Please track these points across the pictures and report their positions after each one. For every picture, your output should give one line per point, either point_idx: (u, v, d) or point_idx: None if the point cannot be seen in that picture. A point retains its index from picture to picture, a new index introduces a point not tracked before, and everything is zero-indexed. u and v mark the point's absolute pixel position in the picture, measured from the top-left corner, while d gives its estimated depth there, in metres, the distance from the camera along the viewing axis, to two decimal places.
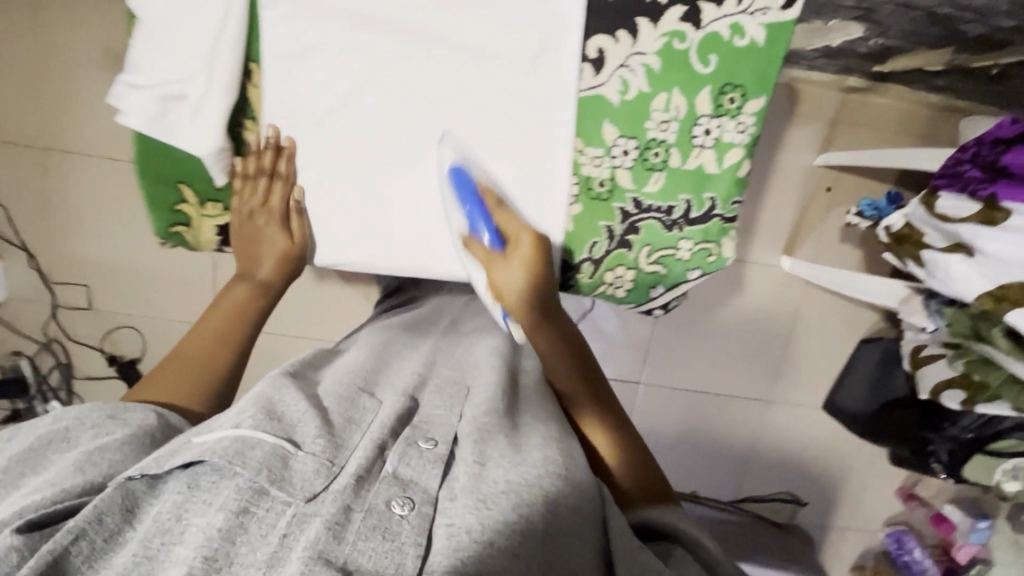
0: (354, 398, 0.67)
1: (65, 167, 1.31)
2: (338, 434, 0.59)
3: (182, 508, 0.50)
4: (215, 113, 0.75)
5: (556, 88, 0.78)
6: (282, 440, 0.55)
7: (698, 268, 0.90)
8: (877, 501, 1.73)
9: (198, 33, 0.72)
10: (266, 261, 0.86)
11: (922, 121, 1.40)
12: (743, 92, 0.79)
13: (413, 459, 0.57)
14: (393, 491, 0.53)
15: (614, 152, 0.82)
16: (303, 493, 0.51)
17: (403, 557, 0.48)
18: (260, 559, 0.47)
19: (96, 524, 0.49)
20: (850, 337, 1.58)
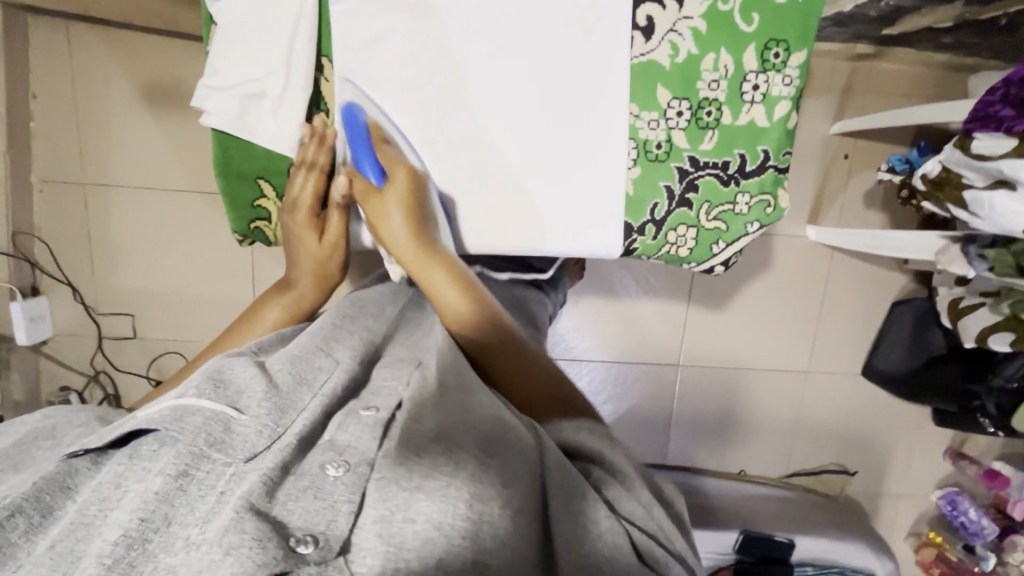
0: (308, 359, 0.55)
1: (108, 199, 1.36)
2: (285, 394, 0.49)
3: (120, 475, 0.42)
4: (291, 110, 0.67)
5: (612, 61, 0.67)
6: (224, 405, 0.46)
7: (759, 221, 0.75)
8: (925, 464, 1.72)
9: (268, 18, 0.64)
10: (304, 264, 0.74)
11: (931, 82, 1.44)
12: (789, 43, 0.67)
13: (352, 424, 0.48)
14: (329, 455, 0.45)
15: (669, 114, 0.70)
16: (243, 452, 0.43)
17: (336, 514, 0.41)
18: (197, 517, 0.39)
19: (33, 500, 0.40)
20: (883, 300, 1.59)
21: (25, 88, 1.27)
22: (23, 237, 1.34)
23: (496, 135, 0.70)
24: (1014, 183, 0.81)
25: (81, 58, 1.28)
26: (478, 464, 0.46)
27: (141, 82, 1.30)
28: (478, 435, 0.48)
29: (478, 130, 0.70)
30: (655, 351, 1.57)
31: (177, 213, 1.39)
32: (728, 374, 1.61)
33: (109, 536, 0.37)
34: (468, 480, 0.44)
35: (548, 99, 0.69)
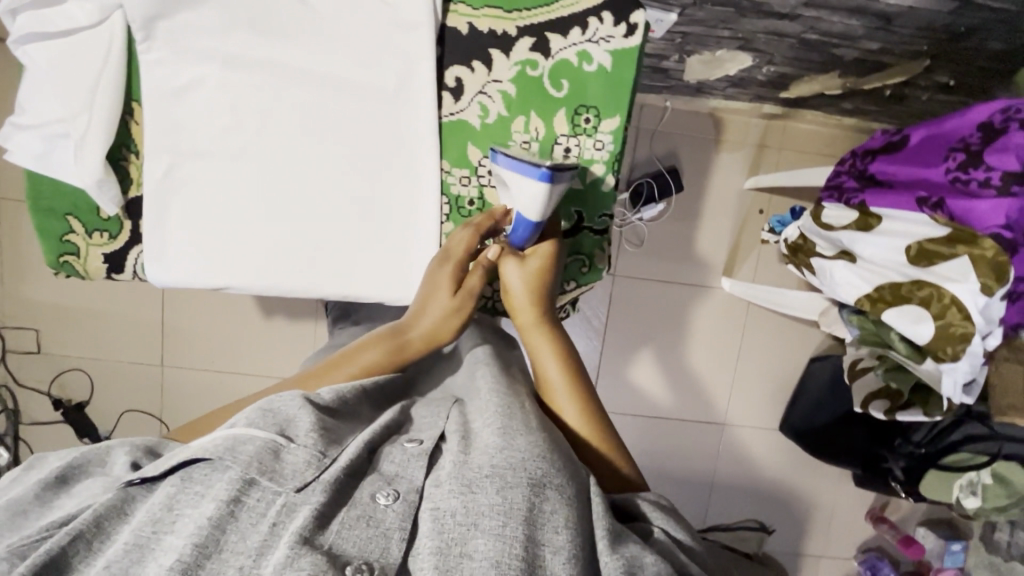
0: (351, 396, 0.59)
1: (17, 215, 1.37)
2: (334, 431, 0.53)
3: (173, 499, 0.46)
4: (90, 148, 0.65)
5: (421, 118, 0.68)
6: (274, 434, 0.50)
7: (574, 280, 0.74)
8: (847, 524, 1.68)
9: (73, 66, 0.64)
10: (427, 318, 0.67)
11: (840, 143, 1.46)
12: (600, 110, 0.68)
13: (398, 455, 0.52)
14: (380, 483, 0.49)
15: (481, 172, 0.71)
16: (294, 483, 0.47)
17: (388, 541, 0.45)
18: (249, 548, 0.43)
19: (95, 527, 0.45)
20: (799, 355, 1.59)
21: None
22: None
23: (304, 180, 0.70)
24: (855, 256, 0.88)
25: None
26: (532, 494, 0.48)
27: None
28: (529, 467, 0.49)
29: (292, 176, 0.69)
30: None
31: None
32: (646, 423, 1.58)
33: (165, 562, 0.41)
34: (526, 517, 0.46)
35: (360, 151, 0.69)
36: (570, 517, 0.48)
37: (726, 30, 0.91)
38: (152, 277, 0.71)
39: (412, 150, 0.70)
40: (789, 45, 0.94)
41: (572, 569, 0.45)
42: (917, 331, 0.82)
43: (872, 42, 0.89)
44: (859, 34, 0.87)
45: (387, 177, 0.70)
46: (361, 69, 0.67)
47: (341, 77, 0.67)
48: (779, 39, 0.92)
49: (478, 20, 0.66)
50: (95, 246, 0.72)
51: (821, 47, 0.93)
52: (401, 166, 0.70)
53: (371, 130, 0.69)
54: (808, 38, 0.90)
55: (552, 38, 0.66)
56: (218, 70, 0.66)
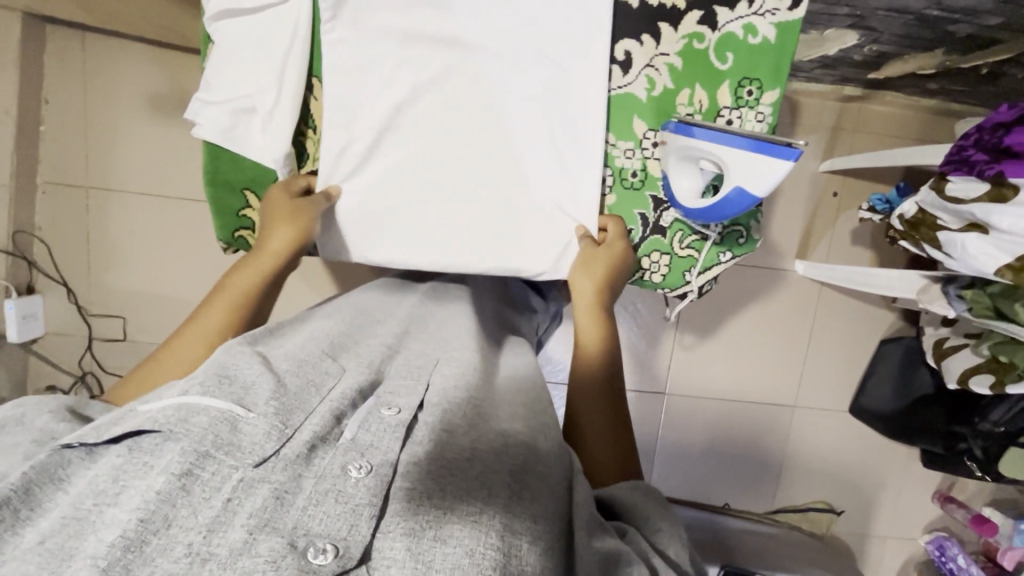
0: (318, 357, 0.55)
1: (105, 204, 1.39)
2: (301, 399, 0.48)
3: (119, 471, 0.40)
4: (280, 123, 0.70)
5: (585, 87, 0.71)
6: (232, 404, 0.44)
7: (731, 250, 0.78)
8: (913, 505, 1.70)
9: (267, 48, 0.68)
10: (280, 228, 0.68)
11: (917, 124, 1.47)
12: (763, 82, 0.69)
13: (374, 424, 0.48)
14: (350, 455, 0.44)
15: (645, 144, 0.74)
16: (252, 458, 0.41)
17: (357, 519, 0.40)
18: (202, 523, 0.37)
19: (24, 492, 0.38)
20: (870, 337, 1.59)
21: (37, 94, 1.31)
22: (23, 236, 1.36)
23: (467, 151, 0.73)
24: (987, 227, 0.83)
25: (94, 66, 1.33)
26: (512, 480, 0.46)
27: (150, 92, 1.36)
28: (511, 453, 0.49)
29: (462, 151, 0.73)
30: (644, 377, 1.56)
31: (175, 219, 1.42)
32: (716, 405, 1.59)
33: (105, 537, 0.36)
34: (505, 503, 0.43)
35: (524, 125, 0.72)
36: (540, 502, 0.45)
37: (845, 7, 0.92)
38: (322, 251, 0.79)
39: (575, 123, 0.72)
40: (903, 22, 0.95)
41: (545, 564, 0.41)
42: None
43: (994, 17, 0.90)
44: (984, 9, 0.88)
45: (547, 146, 0.73)
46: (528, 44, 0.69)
47: (507, 50, 0.69)
48: (897, 16, 0.93)
49: None
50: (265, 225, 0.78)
51: (938, 23, 0.94)
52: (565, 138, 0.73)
53: (534, 102, 0.71)
54: (928, 14, 0.91)
55: (720, 11, 0.68)
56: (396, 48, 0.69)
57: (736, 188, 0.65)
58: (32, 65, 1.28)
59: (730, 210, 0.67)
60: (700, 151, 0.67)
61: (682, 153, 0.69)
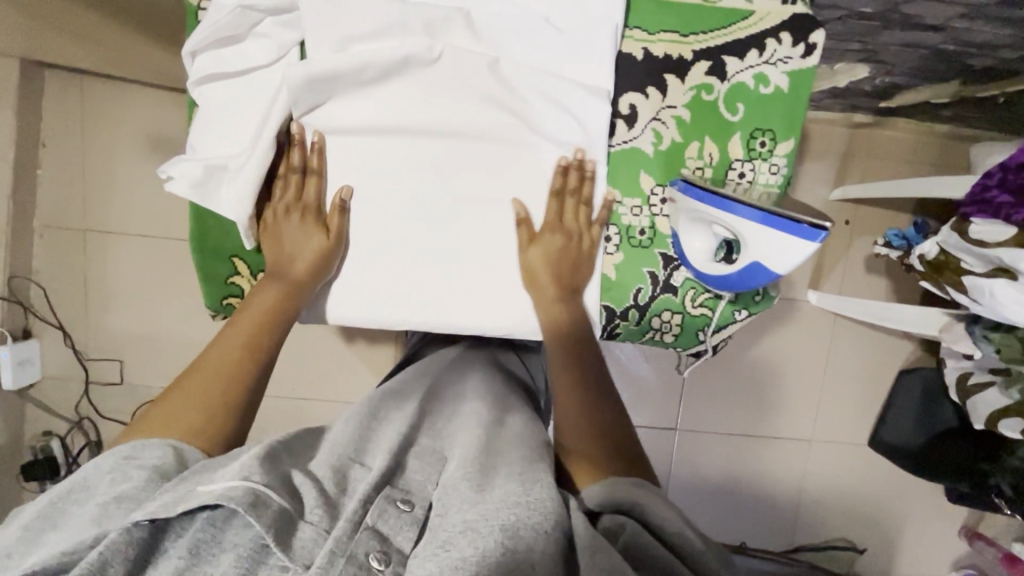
0: (345, 463, 0.53)
1: (103, 246, 1.37)
2: (337, 500, 0.47)
3: (181, 571, 0.41)
4: (254, 184, 0.64)
5: (584, 128, 0.65)
6: (287, 498, 0.44)
7: (746, 309, 0.73)
8: (939, 542, 1.62)
9: (251, 117, 0.63)
10: (298, 263, 0.66)
11: (931, 150, 1.42)
12: (776, 133, 0.66)
13: (400, 523, 0.46)
14: (374, 544, 0.43)
15: (653, 201, 0.69)
16: (304, 562, 0.41)
17: None
18: None
19: (97, 574, 0.40)
20: (889, 368, 1.54)
21: (35, 139, 1.30)
22: (19, 281, 1.34)
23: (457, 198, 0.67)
24: (1016, 273, 0.78)
25: (90, 110, 1.32)
26: (505, 539, 0.42)
27: (147, 134, 1.34)
28: (501, 513, 0.44)
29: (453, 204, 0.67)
30: (655, 414, 1.51)
31: (173, 259, 1.39)
32: (729, 441, 1.54)
33: None
34: None
35: (512, 192, 0.67)
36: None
37: (858, 43, 0.88)
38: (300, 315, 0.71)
39: (570, 191, 0.67)
40: (919, 56, 0.91)
41: None
42: None
43: (1015, 51, 0.86)
44: (1004, 44, 0.84)
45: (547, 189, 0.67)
46: (527, 114, 0.64)
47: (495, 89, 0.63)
48: (913, 50, 0.89)
49: (653, 46, 0.64)
50: None
51: (954, 57, 0.90)
52: (560, 207, 0.68)
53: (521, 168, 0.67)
54: (944, 48, 0.87)
55: (729, 61, 0.64)
56: (384, 108, 0.64)
57: (755, 262, 0.62)
58: (32, 109, 1.27)
59: (739, 283, 0.65)
60: (714, 219, 0.63)
61: (693, 216, 0.65)
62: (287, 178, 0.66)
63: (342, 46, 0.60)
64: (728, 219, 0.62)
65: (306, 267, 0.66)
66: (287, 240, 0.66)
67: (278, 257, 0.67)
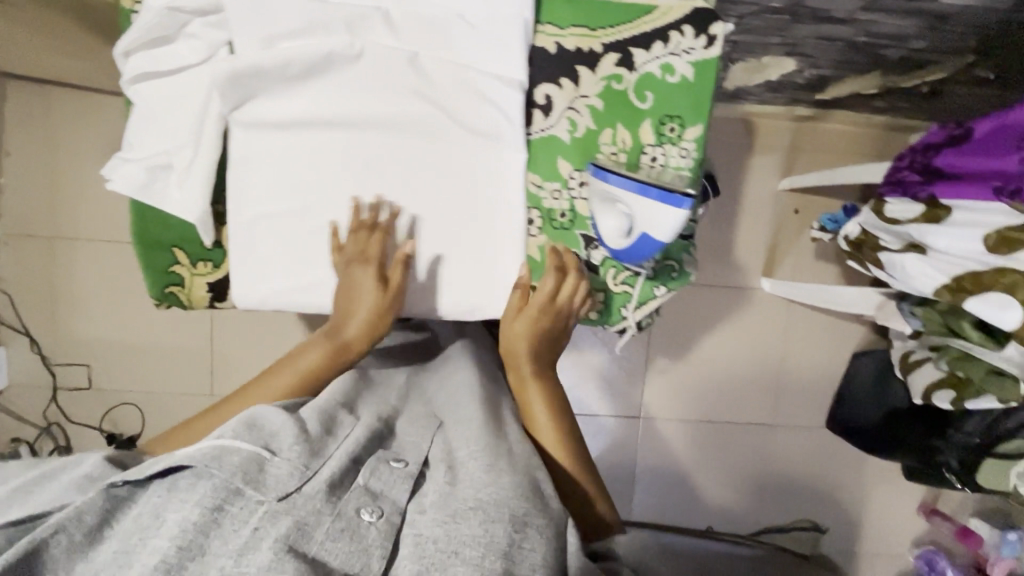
0: (332, 411, 0.61)
1: (68, 252, 1.39)
2: (317, 443, 0.54)
3: (159, 507, 0.46)
4: (194, 178, 0.66)
5: (505, 116, 0.68)
6: (258, 446, 0.50)
7: (665, 285, 0.78)
8: (899, 520, 1.67)
9: (184, 113, 0.66)
10: (359, 318, 0.69)
11: (872, 141, 1.49)
12: (684, 119, 0.70)
13: (385, 473, 0.54)
14: (365, 498, 0.50)
15: (572, 185, 0.73)
16: (277, 493, 0.47)
17: (368, 558, 0.47)
18: (233, 550, 0.44)
19: (76, 522, 0.44)
20: (843, 351, 1.59)
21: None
22: None
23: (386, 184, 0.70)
24: (925, 247, 0.84)
25: (52, 119, 1.34)
26: (513, 531, 0.48)
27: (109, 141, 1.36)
28: (509, 503, 0.50)
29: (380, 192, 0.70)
30: (618, 403, 1.55)
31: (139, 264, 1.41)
32: (692, 427, 1.58)
33: (149, 561, 0.43)
34: (506, 551, 0.47)
35: (437, 178, 0.70)
36: (501, 530, 0.48)
37: (777, 37, 0.94)
38: (235, 297, 0.72)
39: (494, 176, 0.71)
40: (837, 48, 0.97)
41: None
42: (1002, 318, 0.74)
43: (922, 41, 0.92)
44: (910, 35, 0.90)
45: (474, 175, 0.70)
46: (449, 105, 0.68)
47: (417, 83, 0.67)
48: (829, 43, 0.94)
49: (565, 40, 0.68)
50: (200, 275, 0.74)
51: (869, 49, 0.96)
52: (483, 190, 0.71)
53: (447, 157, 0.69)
54: (857, 41, 0.93)
55: (636, 53, 0.69)
56: (310, 101, 0.67)
57: (642, 235, 0.67)
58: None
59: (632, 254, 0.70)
60: (616, 198, 0.68)
61: (602, 196, 0.69)
62: (361, 232, 0.69)
63: (266, 45, 0.63)
64: (631, 199, 0.67)
65: (363, 324, 0.69)
66: (353, 292, 0.69)
67: (341, 308, 0.69)
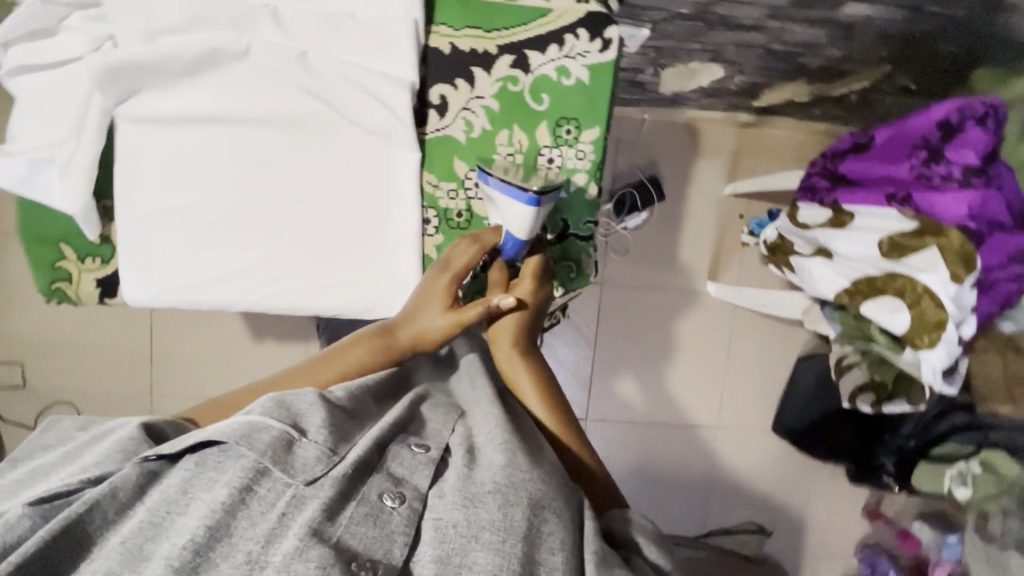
0: (364, 398, 0.58)
1: (1, 248, 1.36)
2: (344, 427, 0.53)
3: (189, 484, 0.47)
4: (74, 170, 0.65)
5: (391, 111, 0.67)
6: (288, 426, 0.50)
7: (564, 287, 0.76)
8: (844, 521, 1.69)
9: (68, 105, 0.65)
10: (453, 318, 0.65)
11: (814, 147, 1.51)
12: (580, 121, 0.71)
13: (406, 457, 0.52)
14: (387, 484, 0.50)
15: (468, 184, 0.72)
16: (304, 476, 0.47)
17: (392, 544, 0.47)
18: (259, 533, 0.44)
19: (110, 497, 0.45)
20: (788, 355, 1.61)
21: None
22: None
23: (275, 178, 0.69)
24: (831, 253, 0.92)
25: None
26: (532, 515, 0.49)
27: None
28: (528, 488, 0.50)
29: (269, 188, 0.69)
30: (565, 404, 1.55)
31: None
32: (638, 429, 1.59)
33: (178, 541, 0.43)
34: (524, 537, 0.47)
35: (326, 173, 0.69)
36: (522, 521, 0.48)
37: (697, 43, 0.95)
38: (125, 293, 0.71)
39: (388, 175, 0.70)
40: (757, 55, 0.98)
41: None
42: (894, 320, 0.85)
43: (836, 49, 0.94)
44: (823, 43, 0.92)
45: (363, 171, 0.70)
46: (336, 101, 0.67)
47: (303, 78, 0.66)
48: (748, 50, 0.96)
49: (459, 40, 0.69)
50: (87, 271, 0.73)
51: (788, 56, 0.98)
52: (372, 186, 0.70)
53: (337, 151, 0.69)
54: (773, 48, 0.94)
55: (531, 55, 0.69)
56: (200, 96, 0.66)
57: (507, 235, 0.69)
58: None
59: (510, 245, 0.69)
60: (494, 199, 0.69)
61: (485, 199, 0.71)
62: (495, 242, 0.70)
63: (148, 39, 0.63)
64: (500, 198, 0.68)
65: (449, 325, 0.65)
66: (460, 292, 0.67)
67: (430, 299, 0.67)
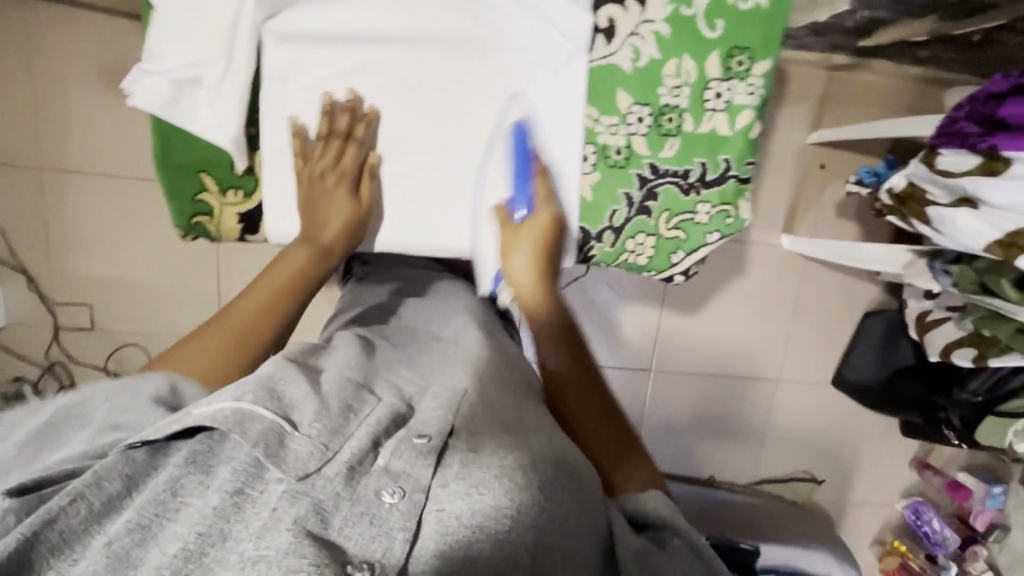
0: (356, 389, 0.58)
1: (61, 185, 1.30)
2: (339, 422, 0.52)
3: (176, 484, 0.46)
4: (227, 90, 0.76)
5: (529, 31, 0.79)
6: (280, 417, 0.50)
7: (718, 230, 0.88)
8: (891, 472, 1.74)
9: (215, 24, 0.74)
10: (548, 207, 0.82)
11: (906, 94, 1.43)
12: (752, 52, 0.79)
13: (406, 451, 0.49)
14: (385, 480, 0.47)
15: (630, 119, 0.82)
16: (296, 471, 0.46)
17: (392, 541, 0.43)
18: (252, 532, 0.42)
19: (94, 488, 0.44)
20: (854, 312, 1.60)
21: None
22: None
23: (440, 98, 0.82)
24: (977, 201, 0.90)
25: (36, 38, 1.21)
26: (537, 499, 0.49)
27: (101, 66, 1.24)
28: (538, 469, 0.51)
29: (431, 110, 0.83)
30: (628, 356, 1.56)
31: (140, 201, 1.34)
32: (699, 381, 1.60)
33: (167, 550, 0.41)
34: (531, 525, 0.46)
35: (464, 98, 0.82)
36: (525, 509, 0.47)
37: None
38: (268, 226, 0.86)
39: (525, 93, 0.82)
40: None
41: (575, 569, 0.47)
42: None
43: None
44: None
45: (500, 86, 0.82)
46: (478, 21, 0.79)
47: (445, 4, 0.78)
48: None
49: None
50: (227, 201, 0.85)
51: None
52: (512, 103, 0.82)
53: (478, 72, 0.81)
54: None
55: None
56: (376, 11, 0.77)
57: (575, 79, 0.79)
58: None
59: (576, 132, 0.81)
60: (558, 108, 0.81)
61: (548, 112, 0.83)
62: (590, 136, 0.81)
63: None
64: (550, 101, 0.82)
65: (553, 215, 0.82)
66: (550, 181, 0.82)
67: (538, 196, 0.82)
